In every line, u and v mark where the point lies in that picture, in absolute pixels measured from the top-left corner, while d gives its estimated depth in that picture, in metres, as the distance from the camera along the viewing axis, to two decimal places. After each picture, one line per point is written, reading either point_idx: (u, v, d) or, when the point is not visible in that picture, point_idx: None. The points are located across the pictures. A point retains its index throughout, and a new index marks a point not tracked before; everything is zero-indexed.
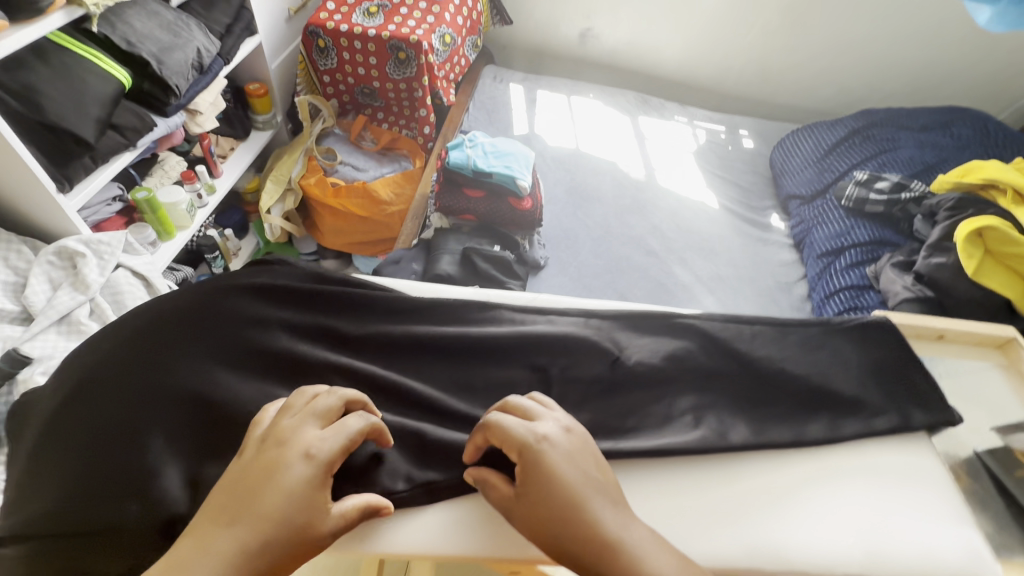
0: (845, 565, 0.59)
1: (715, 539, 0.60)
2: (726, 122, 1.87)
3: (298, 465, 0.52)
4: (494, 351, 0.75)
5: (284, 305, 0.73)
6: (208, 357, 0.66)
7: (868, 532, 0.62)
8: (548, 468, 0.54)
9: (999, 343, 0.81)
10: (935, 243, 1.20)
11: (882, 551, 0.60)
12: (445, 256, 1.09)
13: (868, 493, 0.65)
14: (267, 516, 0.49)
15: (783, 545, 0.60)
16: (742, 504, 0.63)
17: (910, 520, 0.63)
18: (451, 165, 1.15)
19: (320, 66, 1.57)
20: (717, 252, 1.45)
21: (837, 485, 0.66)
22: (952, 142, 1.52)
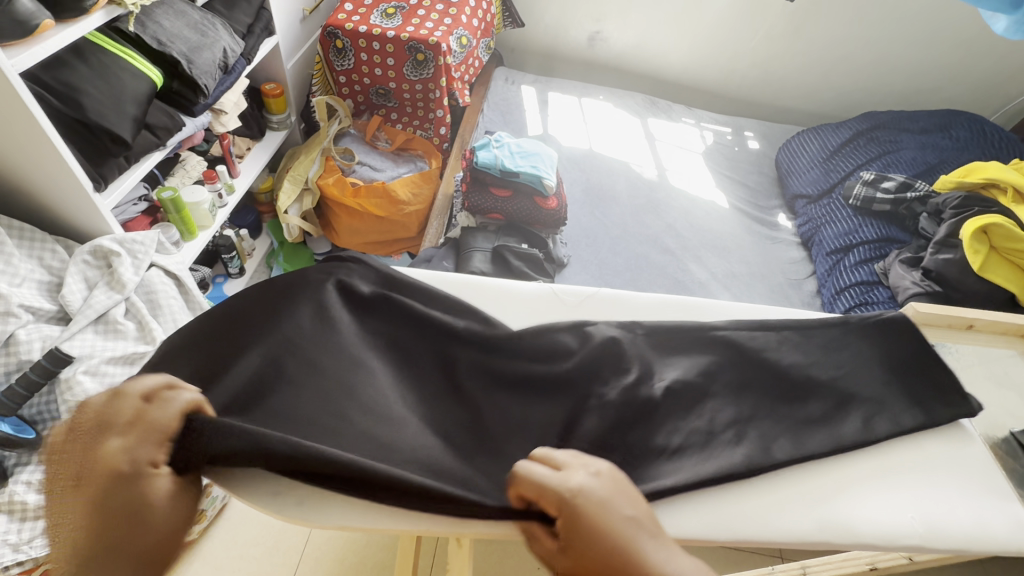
0: (908, 539, 0.63)
1: (776, 519, 0.63)
2: (732, 124, 1.91)
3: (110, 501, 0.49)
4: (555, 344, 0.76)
5: (363, 300, 0.74)
6: (299, 349, 0.67)
7: (925, 509, 0.66)
8: (597, 524, 0.51)
9: None
10: (942, 239, 1.26)
11: (939, 525, 0.65)
12: (477, 254, 1.10)
13: (922, 472, 0.69)
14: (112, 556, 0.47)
15: (852, 521, 0.64)
16: (795, 485, 0.66)
17: (949, 498, 0.67)
18: (479, 164, 1.17)
19: (337, 66, 1.58)
20: (730, 250, 1.49)
21: (894, 465, 0.69)
22: (952, 144, 1.58)
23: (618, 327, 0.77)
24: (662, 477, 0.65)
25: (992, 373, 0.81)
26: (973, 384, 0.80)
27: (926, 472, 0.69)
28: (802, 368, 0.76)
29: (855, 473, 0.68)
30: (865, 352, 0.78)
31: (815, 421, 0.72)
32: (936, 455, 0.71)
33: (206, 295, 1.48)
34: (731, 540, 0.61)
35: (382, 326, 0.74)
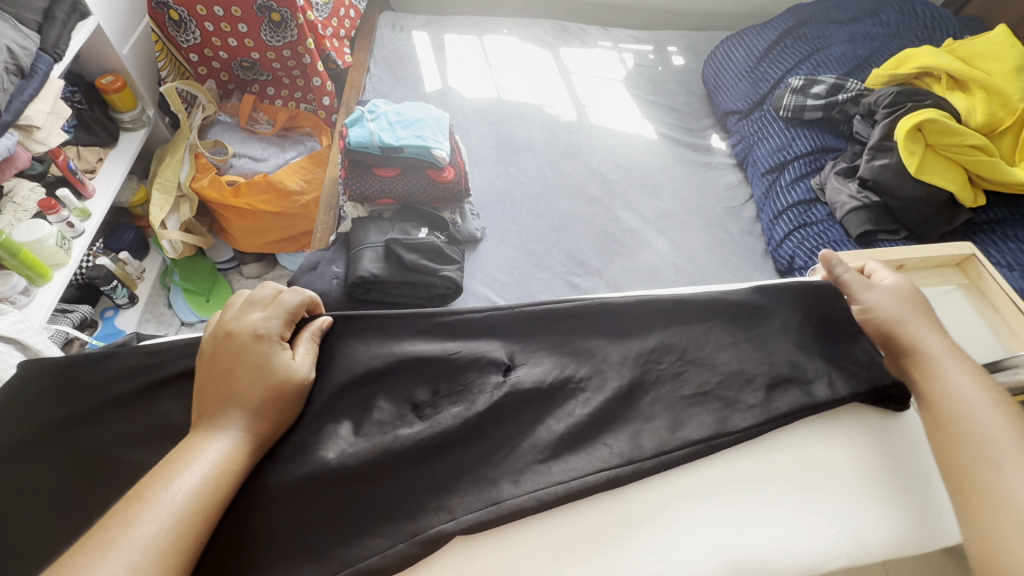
0: (834, 561, 0.49)
1: (668, 562, 0.48)
2: (653, 40, 1.73)
3: (254, 344, 0.53)
4: (417, 368, 0.61)
5: (148, 364, 0.60)
6: (102, 440, 0.57)
7: (858, 514, 0.52)
8: (895, 318, 0.60)
9: (957, 261, 0.75)
10: (877, 144, 1.15)
11: (868, 533, 0.51)
12: (367, 252, 0.94)
13: (849, 459, 0.55)
14: (240, 397, 0.50)
15: (769, 551, 0.49)
16: (698, 501, 0.52)
17: (873, 491, 0.53)
18: (354, 145, 1.00)
19: (182, 43, 1.33)
20: (662, 187, 1.37)
21: (815, 459, 0.55)
22: (882, 30, 1.45)
23: (474, 361, 0.61)
24: (558, 517, 0.51)
25: (942, 307, 0.71)
26: None
27: (855, 463, 0.55)
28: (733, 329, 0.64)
29: (779, 481, 0.54)
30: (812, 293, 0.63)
31: (754, 397, 0.58)
32: (870, 429, 0.58)
33: (94, 335, 1.31)
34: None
35: (165, 380, 0.60)
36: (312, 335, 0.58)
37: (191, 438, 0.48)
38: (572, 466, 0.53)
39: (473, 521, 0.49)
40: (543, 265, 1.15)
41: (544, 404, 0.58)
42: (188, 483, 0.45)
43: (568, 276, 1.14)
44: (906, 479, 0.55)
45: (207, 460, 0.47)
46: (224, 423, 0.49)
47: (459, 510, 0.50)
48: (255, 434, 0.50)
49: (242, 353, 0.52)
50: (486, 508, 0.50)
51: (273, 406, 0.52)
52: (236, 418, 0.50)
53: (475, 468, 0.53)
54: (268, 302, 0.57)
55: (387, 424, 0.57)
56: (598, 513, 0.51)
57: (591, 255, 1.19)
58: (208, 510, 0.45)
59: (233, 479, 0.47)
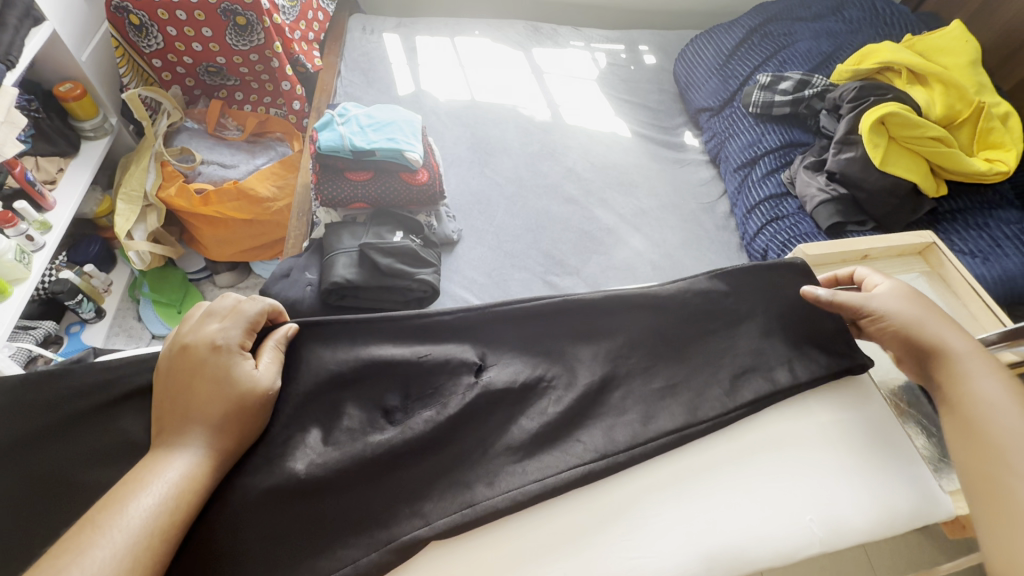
0: (806, 550, 0.50)
1: (644, 557, 0.48)
2: (625, 39, 1.75)
3: (211, 358, 0.51)
4: (390, 371, 0.59)
5: (112, 378, 0.58)
6: (66, 459, 0.55)
7: (830, 500, 0.53)
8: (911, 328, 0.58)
9: (920, 250, 0.77)
10: (843, 137, 1.18)
11: (839, 519, 0.52)
12: (340, 257, 0.93)
13: (823, 447, 0.56)
14: (200, 414, 0.48)
15: (745, 542, 0.50)
16: (672, 495, 0.52)
17: (845, 477, 0.54)
18: (324, 149, 0.98)
19: (144, 48, 1.29)
20: (637, 184, 1.38)
21: (788, 447, 0.56)
22: (845, 27, 1.49)
23: (448, 360, 0.60)
24: (535, 517, 0.51)
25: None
26: None
27: (829, 451, 0.56)
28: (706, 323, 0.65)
29: (752, 471, 0.54)
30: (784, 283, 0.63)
31: (728, 389, 0.59)
32: (843, 415, 0.58)
33: (59, 352, 1.27)
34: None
35: (128, 394, 0.58)
36: (277, 344, 0.56)
37: (150, 460, 0.47)
38: (547, 464, 0.53)
39: (447, 525, 0.49)
40: (520, 266, 1.15)
41: (517, 403, 0.58)
42: (145, 504, 0.43)
43: (546, 275, 1.14)
44: (878, 465, 0.55)
45: (165, 479, 0.45)
46: (184, 442, 0.48)
47: (432, 516, 0.49)
48: (216, 450, 0.48)
49: (200, 366, 0.51)
50: (460, 512, 0.49)
51: (235, 419, 0.50)
52: (196, 434, 0.48)
53: (450, 473, 0.53)
54: (227, 311, 0.55)
55: (357, 431, 0.55)
56: (572, 511, 0.51)
57: (569, 254, 1.19)
58: (169, 532, 0.43)
59: (194, 497, 0.46)
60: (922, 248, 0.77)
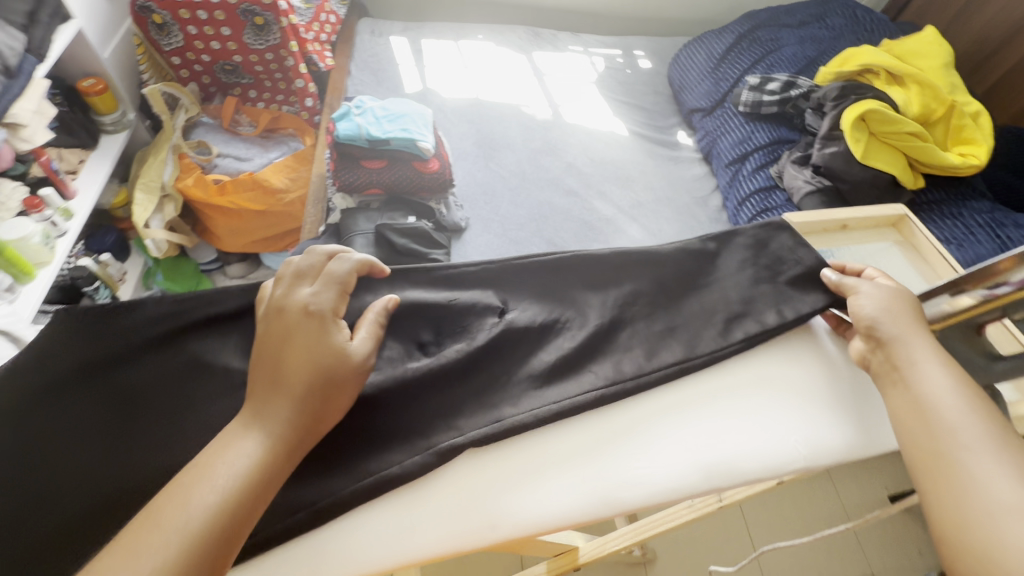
0: (793, 463, 0.56)
1: (648, 467, 0.54)
2: (621, 45, 1.83)
3: (304, 323, 0.54)
4: (426, 312, 0.66)
5: (166, 314, 0.65)
6: (130, 384, 0.62)
7: (816, 422, 0.59)
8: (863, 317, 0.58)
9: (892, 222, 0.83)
10: (827, 133, 1.26)
11: (825, 440, 0.57)
12: (358, 238, 0.99)
13: (806, 377, 0.62)
14: (291, 378, 0.51)
15: (737, 456, 0.55)
16: (674, 416, 0.58)
17: (826, 404, 0.60)
18: (342, 138, 1.04)
19: (164, 46, 1.36)
20: (633, 179, 1.45)
21: (776, 377, 0.62)
22: (828, 33, 1.58)
23: (478, 303, 0.66)
24: (554, 433, 0.57)
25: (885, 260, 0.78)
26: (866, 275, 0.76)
27: (812, 379, 0.62)
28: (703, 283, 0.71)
29: (750, 395, 0.60)
30: (775, 246, 0.70)
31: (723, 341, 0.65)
32: (826, 351, 0.64)
33: None
34: (611, 513, 0.52)
35: (182, 330, 0.65)
36: (376, 318, 0.58)
37: (247, 418, 0.51)
38: (565, 390, 0.60)
39: (479, 436, 0.55)
40: (524, 252, 1.21)
41: (538, 341, 0.64)
42: (235, 466, 0.47)
43: None
44: (860, 392, 0.61)
45: (254, 445, 0.48)
46: (278, 404, 0.50)
47: (466, 428, 0.56)
48: (300, 419, 0.50)
49: (295, 330, 0.53)
50: (490, 426, 0.56)
51: (322, 391, 0.52)
52: (286, 403, 0.50)
53: (480, 395, 0.59)
54: (317, 274, 0.58)
55: (396, 360, 0.62)
56: (584, 428, 0.57)
57: (570, 243, 1.25)
58: (257, 487, 0.47)
59: (279, 461, 0.48)
60: (896, 219, 0.83)
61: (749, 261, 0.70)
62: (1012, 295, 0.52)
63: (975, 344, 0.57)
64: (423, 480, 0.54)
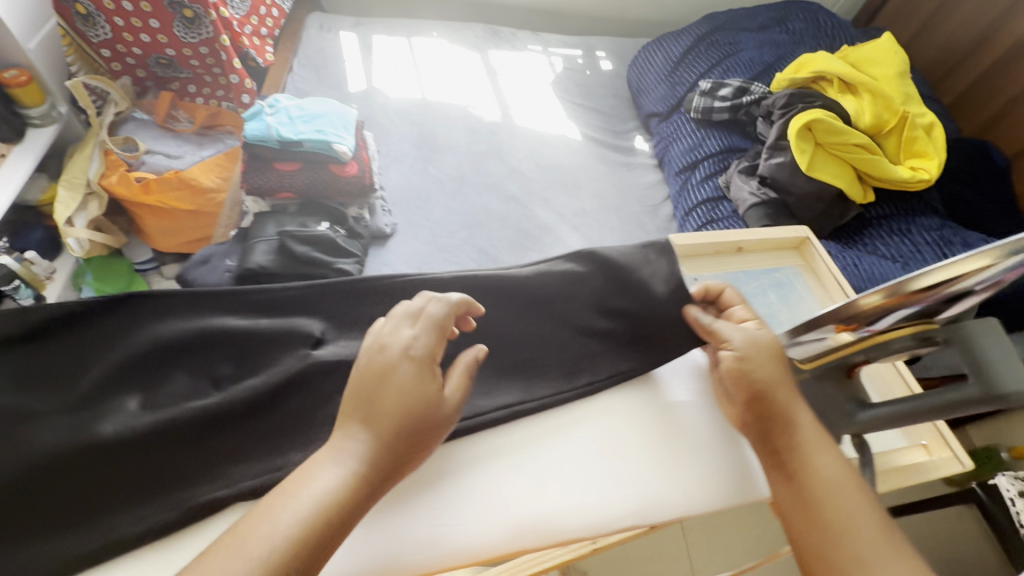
0: (618, 521, 0.54)
1: (446, 525, 0.52)
2: (582, 45, 1.78)
3: (404, 365, 0.47)
4: (224, 340, 0.58)
5: None
6: None
7: (653, 477, 0.56)
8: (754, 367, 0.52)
9: (796, 245, 0.78)
10: (774, 142, 1.20)
11: (658, 496, 0.55)
12: (259, 246, 0.93)
13: (648, 424, 0.60)
14: (383, 419, 0.45)
15: (556, 513, 0.53)
16: (500, 465, 0.56)
17: (664, 454, 0.58)
18: (250, 138, 0.99)
19: (92, 38, 1.30)
20: (580, 185, 1.40)
21: (615, 424, 0.60)
22: (788, 37, 1.53)
23: (281, 329, 0.59)
24: None
25: (777, 286, 0.73)
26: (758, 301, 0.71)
27: (653, 425, 0.60)
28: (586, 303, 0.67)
29: (581, 446, 0.58)
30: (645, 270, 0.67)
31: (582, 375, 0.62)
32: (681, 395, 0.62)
33: None
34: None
35: None
36: (465, 369, 0.51)
37: (305, 467, 0.44)
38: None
39: (258, 485, 0.50)
40: (452, 260, 1.17)
41: (351, 376, 0.57)
42: (293, 515, 0.40)
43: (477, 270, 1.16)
44: (702, 444, 0.59)
45: (336, 480, 0.42)
46: (344, 452, 0.44)
47: (238, 481, 0.50)
48: (382, 463, 0.44)
49: (390, 373, 0.47)
50: (266, 476, 0.51)
51: (403, 434, 0.45)
52: (363, 455, 0.44)
53: (272, 438, 0.54)
54: (420, 316, 0.51)
55: (181, 397, 0.55)
56: (386, 480, 0.53)
57: (503, 251, 1.21)
58: (307, 552, 0.39)
59: (349, 511, 0.42)
60: (798, 242, 0.77)
61: (621, 285, 0.67)
62: (878, 334, 0.48)
63: (848, 389, 0.52)
64: (187, 535, 0.49)
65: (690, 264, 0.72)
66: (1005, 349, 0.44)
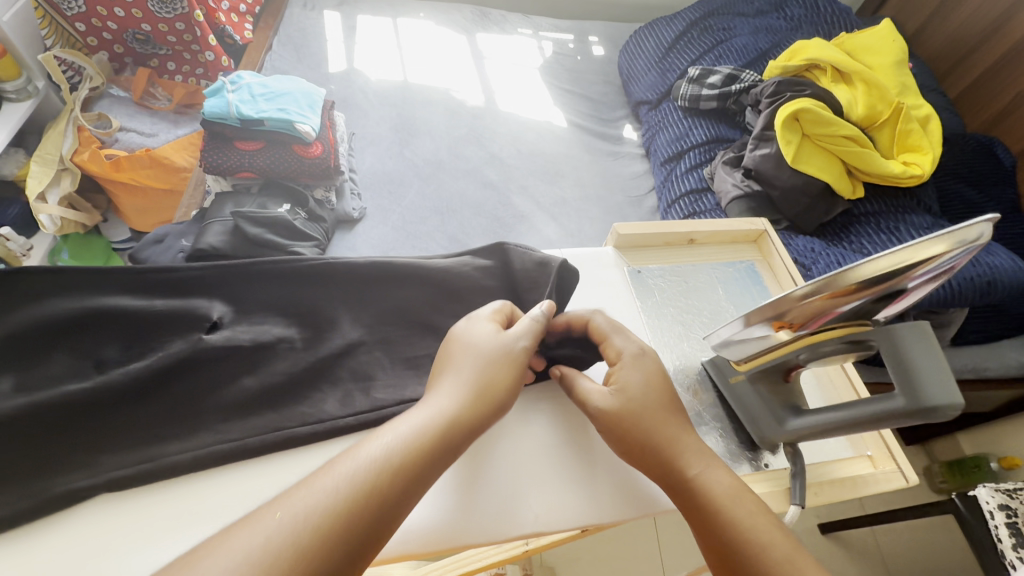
0: (516, 528, 0.51)
1: None
2: (575, 30, 1.72)
3: (490, 338, 0.49)
4: (113, 319, 0.55)
5: None
6: None
7: (557, 482, 0.54)
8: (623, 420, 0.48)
9: (754, 238, 0.75)
10: (760, 133, 1.15)
11: (560, 502, 0.53)
12: (214, 226, 0.91)
13: (560, 431, 0.57)
14: (475, 380, 0.46)
15: (451, 517, 0.50)
16: None
17: (572, 464, 0.55)
18: (208, 115, 0.96)
19: (66, 11, 1.24)
20: (562, 173, 1.35)
21: (526, 430, 0.57)
22: (784, 25, 1.48)
23: (179, 309, 0.57)
24: (249, 471, 0.50)
25: (726, 281, 0.70)
26: (705, 295, 0.68)
27: (565, 433, 0.57)
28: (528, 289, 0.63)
29: (485, 447, 0.55)
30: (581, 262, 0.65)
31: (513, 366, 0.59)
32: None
33: None
34: None
35: None
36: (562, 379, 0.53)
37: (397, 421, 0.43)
38: (255, 425, 0.52)
39: (133, 473, 0.48)
40: (421, 247, 1.14)
41: (247, 362, 0.56)
42: (376, 451, 0.39)
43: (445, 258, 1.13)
44: (612, 451, 0.57)
45: (410, 426, 0.42)
46: (432, 407, 0.44)
47: (105, 469, 0.48)
48: (461, 423, 0.43)
49: (479, 344, 0.49)
50: (138, 465, 0.49)
51: (478, 399, 0.45)
52: (447, 412, 0.43)
53: (155, 426, 0.51)
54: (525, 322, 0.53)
55: (58, 379, 0.52)
56: (263, 476, 0.50)
57: (475, 239, 1.17)
58: (376, 496, 0.37)
59: (428, 459, 0.40)
60: (756, 236, 0.74)
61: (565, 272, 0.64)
62: (810, 337, 0.45)
63: (783, 393, 0.53)
64: (40, 527, 0.46)
65: (634, 255, 0.70)
66: (931, 358, 0.42)
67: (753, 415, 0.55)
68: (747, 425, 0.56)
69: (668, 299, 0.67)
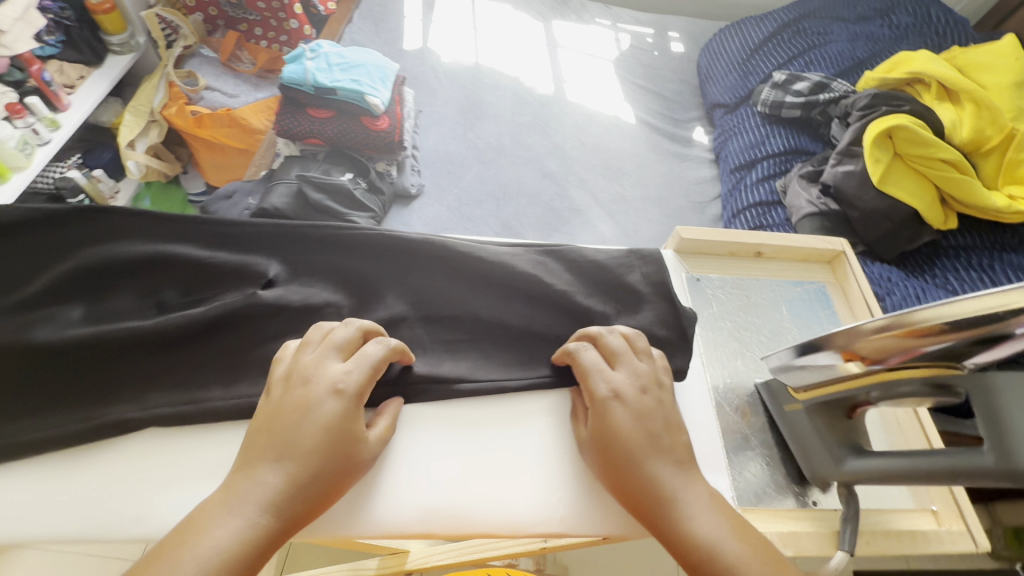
0: (538, 525, 0.50)
1: (356, 490, 0.49)
2: (655, 24, 1.66)
3: (329, 401, 0.45)
4: (173, 266, 0.58)
5: None
6: None
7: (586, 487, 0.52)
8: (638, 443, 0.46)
9: (827, 258, 0.69)
10: (845, 148, 1.07)
11: (587, 506, 0.51)
12: (279, 187, 0.95)
13: None
14: (313, 450, 0.43)
15: (475, 503, 0.50)
16: (430, 442, 0.53)
17: None
18: (286, 80, 1.00)
19: None
20: (625, 171, 1.31)
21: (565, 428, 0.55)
22: (887, 34, 1.37)
23: (237, 262, 0.59)
24: None
25: (791, 301, 0.66)
26: (765, 313, 0.64)
27: None
28: (580, 286, 0.61)
29: (516, 441, 0.54)
30: (637, 276, 0.61)
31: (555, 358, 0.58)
32: None
33: None
34: None
35: None
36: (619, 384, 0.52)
37: (232, 487, 0.41)
38: None
39: (176, 413, 0.51)
40: (473, 230, 1.14)
41: (294, 321, 0.57)
42: (218, 538, 0.37)
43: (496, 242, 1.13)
44: None
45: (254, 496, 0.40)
46: (270, 471, 0.42)
47: (154, 403, 0.52)
48: (310, 491, 0.42)
49: (317, 408, 0.45)
50: (180, 407, 0.52)
51: (326, 465, 0.44)
52: (295, 484, 0.42)
53: (200, 371, 0.54)
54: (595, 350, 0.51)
55: (124, 314, 0.56)
56: None
57: (528, 228, 1.17)
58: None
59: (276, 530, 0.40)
60: (830, 257, 0.69)
61: (621, 265, 0.62)
62: (883, 372, 0.42)
63: (842, 430, 0.50)
64: (91, 449, 0.50)
65: (694, 262, 0.67)
66: None
67: (808, 444, 0.51)
68: (799, 459, 0.53)
69: (725, 312, 0.64)
